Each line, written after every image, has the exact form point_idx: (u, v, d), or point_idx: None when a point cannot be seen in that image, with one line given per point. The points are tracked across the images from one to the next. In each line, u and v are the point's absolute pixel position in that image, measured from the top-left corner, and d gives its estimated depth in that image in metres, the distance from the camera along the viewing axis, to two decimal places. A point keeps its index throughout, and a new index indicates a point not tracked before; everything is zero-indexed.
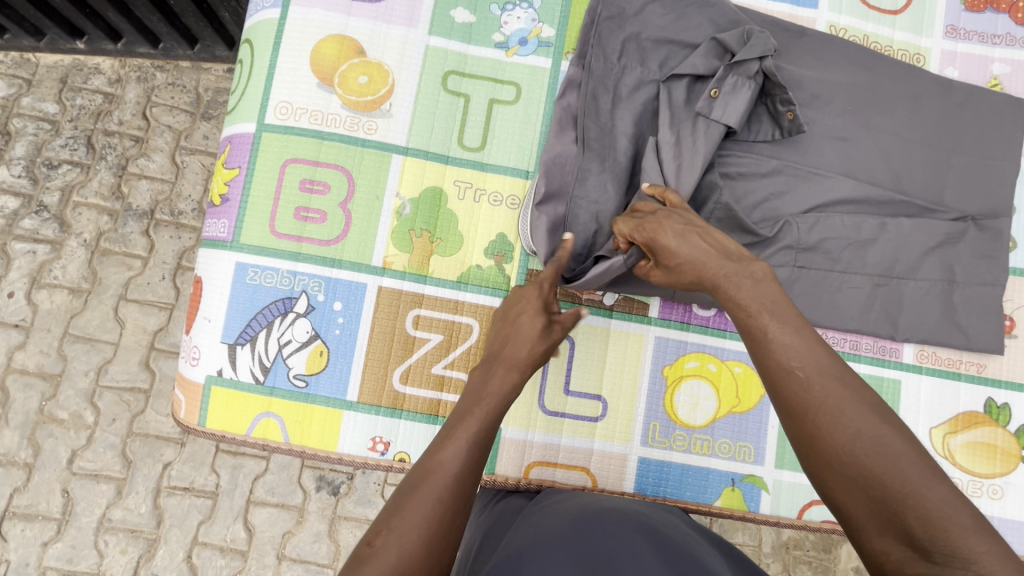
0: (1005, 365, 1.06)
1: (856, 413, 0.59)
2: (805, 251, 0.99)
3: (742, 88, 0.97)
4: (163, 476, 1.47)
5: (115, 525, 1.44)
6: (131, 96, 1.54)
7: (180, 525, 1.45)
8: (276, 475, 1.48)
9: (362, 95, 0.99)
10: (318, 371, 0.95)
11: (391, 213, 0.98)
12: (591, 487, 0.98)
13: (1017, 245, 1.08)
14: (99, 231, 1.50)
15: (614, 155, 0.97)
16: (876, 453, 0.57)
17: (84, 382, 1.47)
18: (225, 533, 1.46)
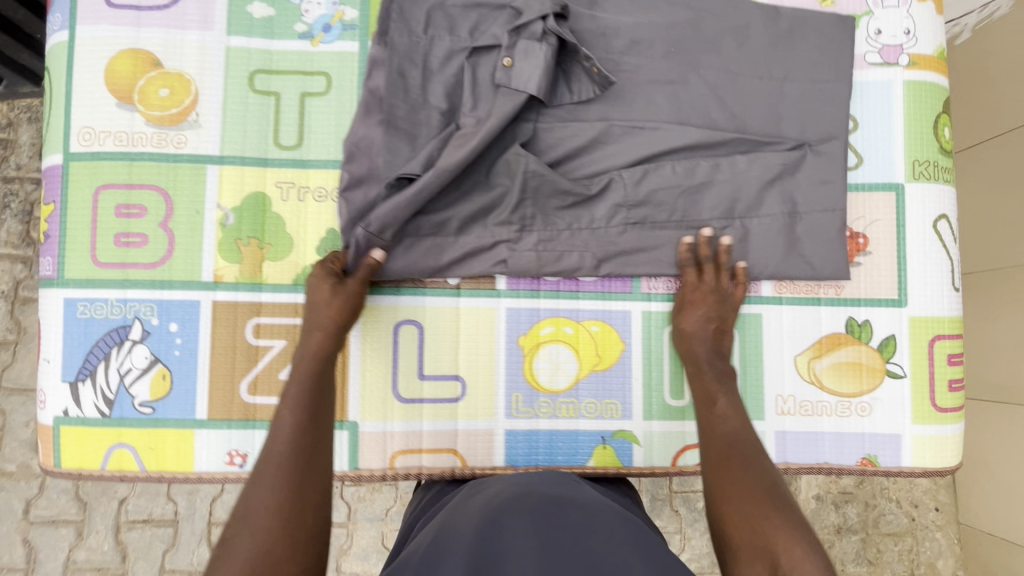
0: (865, 283, 1.04)
1: (752, 472, 0.82)
2: (635, 207, 1.00)
3: (534, 50, 0.96)
4: (120, 512, 1.50)
5: (82, 566, 1.49)
6: (25, 139, 1.45)
7: (145, 557, 1.49)
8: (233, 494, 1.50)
9: (166, 109, 0.96)
10: (163, 395, 0.94)
11: (214, 225, 0.96)
12: (460, 467, 0.99)
13: (862, 163, 1.06)
14: (16, 281, 1.45)
15: (425, 131, 0.97)
16: (744, 493, 0.79)
17: (25, 432, 1.47)
18: (191, 558, 1.50)
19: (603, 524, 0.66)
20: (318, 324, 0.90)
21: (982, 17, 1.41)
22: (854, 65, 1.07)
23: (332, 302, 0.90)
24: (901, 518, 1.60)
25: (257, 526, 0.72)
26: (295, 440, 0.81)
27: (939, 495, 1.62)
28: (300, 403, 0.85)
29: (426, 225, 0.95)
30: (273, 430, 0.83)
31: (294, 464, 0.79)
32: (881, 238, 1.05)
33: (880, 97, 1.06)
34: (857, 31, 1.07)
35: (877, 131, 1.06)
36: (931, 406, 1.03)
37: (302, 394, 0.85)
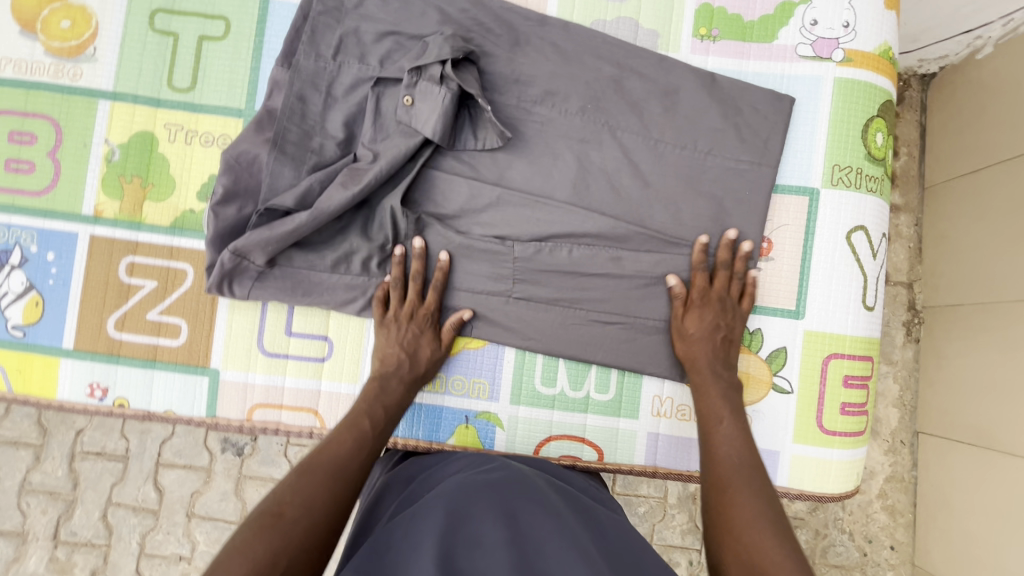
0: (767, 290, 0.98)
1: (750, 497, 0.78)
2: (523, 281, 0.98)
3: (433, 93, 0.93)
4: (77, 442, 1.59)
5: (35, 488, 1.59)
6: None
7: (94, 487, 1.59)
8: (183, 438, 1.59)
9: (66, 40, 0.97)
10: (35, 321, 0.96)
11: (100, 160, 0.97)
12: (318, 428, 0.98)
13: (783, 160, 0.99)
14: None
15: (313, 160, 0.94)
16: (744, 472, 0.82)
17: None
18: (137, 494, 1.59)
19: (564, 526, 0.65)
20: (398, 343, 0.94)
21: (1007, 31, 1.27)
22: (783, 56, 1.00)
23: (421, 335, 0.95)
24: (851, 551, 1.48)
25: (362, 443, 0.85)
26: (399, 409, 0.92)
27: (896, 534, 1.48)
28: (412, 382, 0.94)
29: (302, 255, 0.95)
30: (369, 382, 0.94)
31: (393, 425, 0.92)
32: (786, 244, 0.98)
33: (805, 93, 0.99)
34: (790, 20, 1.00)
35: (804, 131, 0.99)
36: (816, 427, 0.96)
37: (387, 372, 0.93)
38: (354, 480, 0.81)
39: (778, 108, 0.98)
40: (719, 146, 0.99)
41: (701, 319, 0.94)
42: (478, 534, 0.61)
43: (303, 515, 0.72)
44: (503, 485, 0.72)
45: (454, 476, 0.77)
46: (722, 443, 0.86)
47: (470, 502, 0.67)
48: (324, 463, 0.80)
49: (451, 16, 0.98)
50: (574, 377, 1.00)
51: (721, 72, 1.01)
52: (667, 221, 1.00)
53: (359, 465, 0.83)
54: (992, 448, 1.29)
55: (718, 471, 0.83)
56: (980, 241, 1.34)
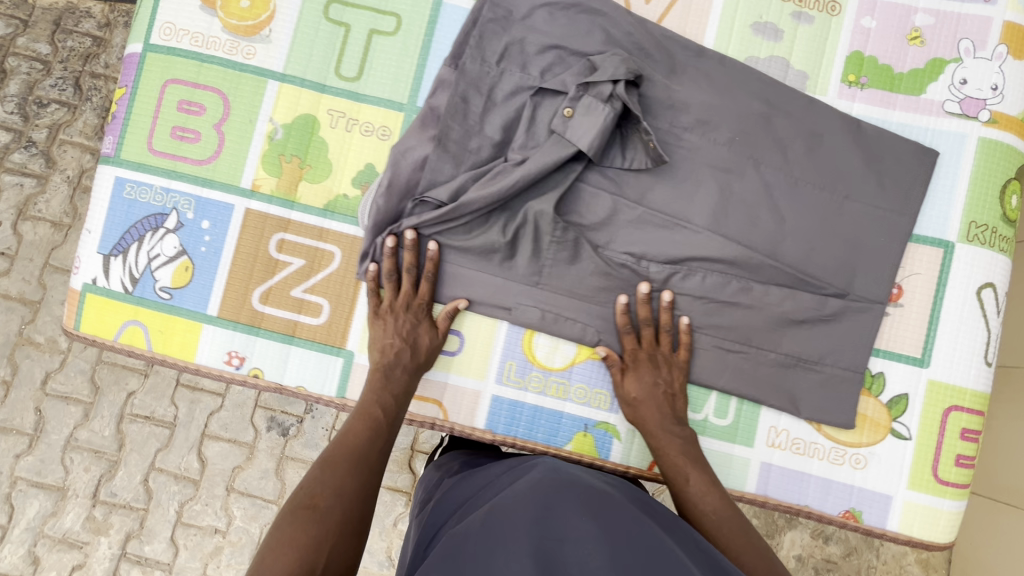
0: (896, 335, 1.01)
1: (747, 550, 0.79)
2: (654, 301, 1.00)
3: (597, 109, 0.96)
4: (127, 404, 1.61)
5: (81, 445, 1.59)
6: (116, 41, 1.69)
7: (139, 450, 1.59)
8: (229, 413, 1.61)
9: (243, 20, 1.01)
10: (183, 286, 0.99)
11: (263, 137, 1.00)
12: (441, 420, 1.00)
13: (922, 212, 1.01)
14: (81, 169, 1.66)
15: (471, 160, 0.97)
16: (740, 530, 0.82)
17: (58, 310, 1.62)
18: (180, 462, 1.59)
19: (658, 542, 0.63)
20: (398, 336, 0.95)
21: None
22: (929, 111, 1.03)
23: (417, 326, 0.96)
24: None
25: (377, 430, 0.87)
26: (405, 398, 0.94)
27: None
28: (412, 373, 0.95)
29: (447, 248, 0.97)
30: (371, 374, 0.94)
31: (404, 409, 0.93)
32: (918, 293, 1.00)
33: (949, 149, 1.01)
34: (940, 76, 1.03)
35: (943, 186, 1.01)
36: (931, 476, 0.99)
37: (387, 363, 0.94)
38: (373, 468, 0.83)
39: (923, 159, 1.01)
40: (858, 191, 1.01)
41: (640, 380, 0.96)
42: (570, 536, 0.62)
43: (336, 504, 0.75)
44: (585, 492, 0.70)
45: (527, 472, 0.77)
46: (704, 496, 0.87)
47: (556, 501, 0.68)
48: (346, 455, 0.82)
49: (615, 38, 1.01)
50: (693, 398, 1.02)
51: (866, 119, 1.04)
52: (799, 257, 1.01)
53: (375, 451, 0.85)
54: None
55: (701, 513, 0.85)
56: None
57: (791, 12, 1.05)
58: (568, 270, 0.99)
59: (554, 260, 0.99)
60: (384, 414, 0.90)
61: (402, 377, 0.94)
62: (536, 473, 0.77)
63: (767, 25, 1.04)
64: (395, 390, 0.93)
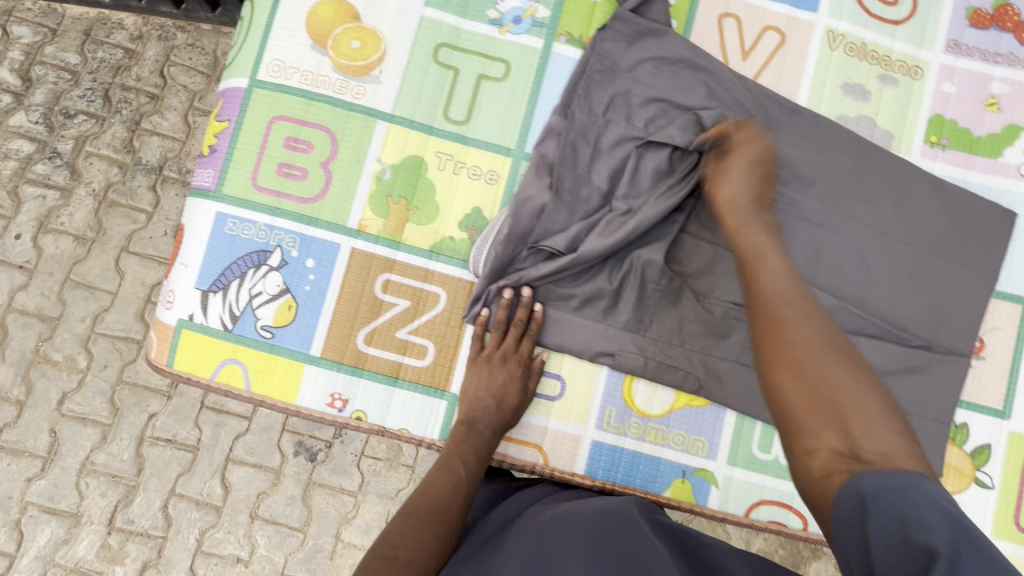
0: (978, 387, 1.05)
1: (844, 365, 0.69)
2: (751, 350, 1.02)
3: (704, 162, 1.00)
4: (148, 426, 1.54)
5: (98, 469, 1.52)
6: (150, 54, 1.65)
7: (159, 475, 1.53)
8: (256, 436, 1.55)
9: (353, 60, 1.01)
10: (285, 324, 0.97)
11: (371, 177, 1.00)
12: (541, 465, 1.00)
13: (1003, 270, 1.06)
14: (108, 183, 1.60)
15: (583, 209, 1.00)
16: (824, 325, 0.73)
17: (80, 327, 1.56)
18: (202, 487, 1.53)
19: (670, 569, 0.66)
20: (492, 390, 0.94)
21: None
22: (1006, 173, 1.08)
23: (511, 381, 0.95)
24: None
25: (459, 485, 0.86)
26: (489, 454, 0.93)
27: None
28: (496, 430, 0.94)
29: (555, 295, 0.99)
30: (457, 426, 0.94)
31: (484, 467, 0.91)
32: (999, 346, 1.05)
33: None
34: (1015, 142, 1.09)
35: (1019, 245, 1.07)
36: (1015, 524, 1.02)
37: (476, 417, 0.94)
38: (454, 526, 0.80)
39: (1002, 220, 1.06)
40: (942, 247, 1.06)
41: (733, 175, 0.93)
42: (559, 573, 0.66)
43: (416, 561, 0.73)
44: (589, 519, 0.75)
45: (536, 513, 0.81)
46: (830, 394, 0.66)
47: (551, 541, 0.71)
48: (427, 507, 0.81)
49: (717, 93, 1.04)
50: None
51: (947, 178, 1.09)
52: (888, 309, 1.05)
53: (459, 509, 0.83)
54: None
55: (767, 292, 0.77)
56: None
57: (877, 75, 1.10)
58: (671, 318, 1.01)
59: (657, 307, 1.01)
60: (465, 469, 0.88)
61: (486, 435, 0.93)
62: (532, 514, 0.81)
63: (855, 86, 1.10)
64: (479, 448, 0.92)
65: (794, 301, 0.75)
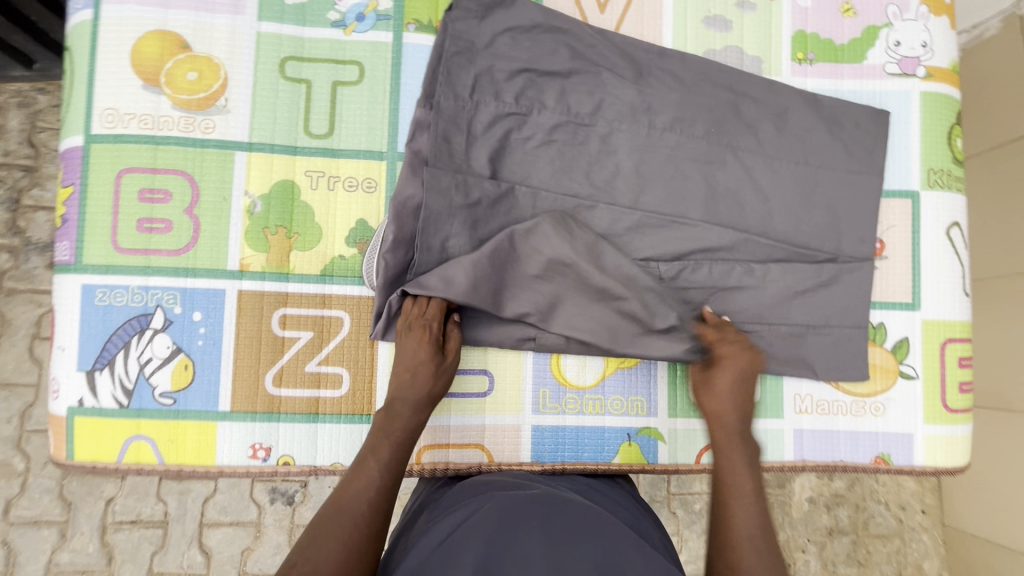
0: (887, 286, 1.08)
1: (754, 520, 0.83)
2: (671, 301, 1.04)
3: None
4: (108, 513, 1.45)
5: (64, 569, 1.43)
6: (13, 124, 1.46)
7: (132, 559, 1.45)
8: (226, 494, 1.48)
9: (193, 92, 0.94)
10: (184, 386, 0.91)
11: (241, 213, 0.94)
12: (487, 463, 0.98)
13: (888, 169, 1.09)
14: (0, 272, 1.44)
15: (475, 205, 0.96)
16: (740, 494, 0.86)
17: (7, 429, 1.43)
18: (181, 560, 1.46)
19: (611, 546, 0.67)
20: (405, 364, 0.90)
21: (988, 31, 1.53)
22: (873, 75, 1.10)
23: (422, 350, 0.90)
24: (889, 521, 1.70)
25: (373, 481, 0.82)
26: (411, 435, 0.89)
27: (927, 499, 1.72)
28: (419, 406, 0.90)
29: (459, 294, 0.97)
30: (376, 415, 0.89)
31: (405, 456, 0.87)
32: (898, 244, 1.08)
33: (898, 107, 1.10)
34: (877, 42, 1.11)
35: (899, 143, 1.09)
36: (942, 406, 1.07)
37: (394, 401, 0.90)
38: (366, 518, 0.78)
39: (879, 120, 1.08)
40: (828, 159, 1.08)
41: (721, 383, 0.96)
42: (521, 547, 0.66)
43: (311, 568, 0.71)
44: (538, 497, 0.76)
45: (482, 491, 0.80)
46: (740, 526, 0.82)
47: (504, 514, 0.71)
48: (331, 512, 0.78)
49: (580, 52, 1.02)
50: None
51: (820, 92, 1.10)
52: (788, 231, 1.07)
53: (371, 503, 0.80)
54: (1002, 408, 1.54)
55: (724, 465, 0.91)
56: (994, 225, 1.55)
57: (734, 2, 1.10)
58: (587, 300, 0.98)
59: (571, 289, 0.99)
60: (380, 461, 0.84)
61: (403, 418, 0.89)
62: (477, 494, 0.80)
63: (716, 18, 1.09)
64: (400, 431, 0.88)
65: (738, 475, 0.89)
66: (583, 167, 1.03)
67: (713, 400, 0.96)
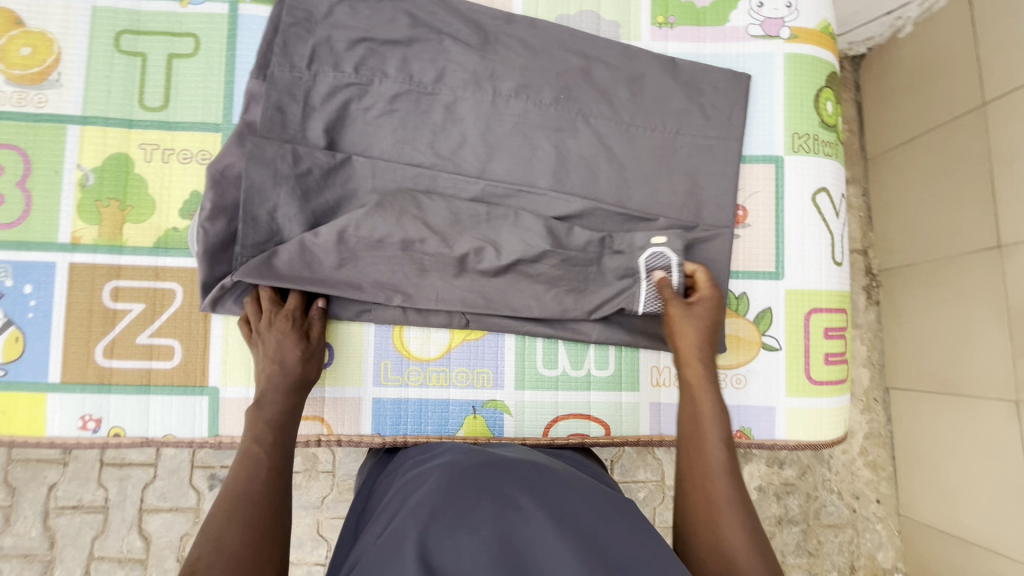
0: (751, 255, 1.04)
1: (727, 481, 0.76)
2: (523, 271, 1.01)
3: None
4: (50, 498, 1.42)
5: (8, 552, 1.42)
6: None
7: (73, 543, 1.42)
8: (165, 480, 1.44)
9: (26, 68, 0.95)
10: (16, 358, 0.92)
11: (73, 186, 0.95)
12: (326, 435, 0.98)
13: (749, 134, 1.06)
14: None
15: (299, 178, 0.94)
16: (711, 448, 0.79)
17: None
18: (121, 545, 1.43)
19: (561, 507, 0.63)
20: (270, 356, 0.89)
21: (923, 9, 1.41)
22: (735, 37, 1.07)
23: (287, 340, 0.90)
24: (842, 510, 1.59)
25: (258, 467, 0.79)
26: (290, 417, 0.88)
27: (882, 487, 1.60)
28: (291, 391, 0.89)
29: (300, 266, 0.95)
30: (247, 411, 0.87)
31: (288, 440, 0.86)
32: (760, 210, 1.05)
33: (760, 69, 1.06)
34: (740, 3, 1.07)
35: (761, 106, 1.06)
36: (806, 379, 1.03)
37: (266, 390, 0.88)
38: (263, 500, 0.75)
39: (737, 83, 1.05)
40: (687, 124, 1.04)
41: (693, 317, 0.92)
42: (464, 514, 0.61)
43: (218, 558, 0.66)
44: (479, 463, 0.72)
45: (424, 470, 0.75)
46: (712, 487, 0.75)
47: (445, 485, 0.66)
48: (227, 505, 0.73)
49: (420, 20, 1.01)
50: (574, 356, 1.03)
51: (681, 56, 1.07)
52: (646, 199, 1.03)
53: (266, 485, 0.77)
54: (953, 393, 1.41)
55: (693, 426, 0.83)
56: (935, 208, 1.45)
57: None
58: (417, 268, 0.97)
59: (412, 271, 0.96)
60: (266, 450, 0.82)
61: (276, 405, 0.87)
62: (417, 474, 0.75)
63: None
64: (276, 417, 0.86)
65: (709, 435, 0.81)
66: (427, 136, 1.01)
67: (681, 324, 0.91)
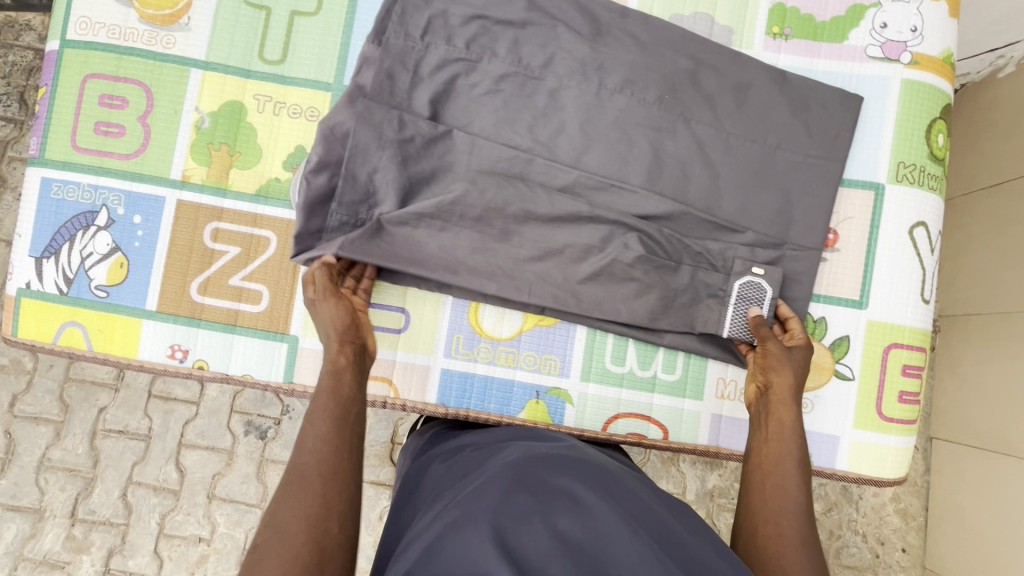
0: (836, 281, 1.03)
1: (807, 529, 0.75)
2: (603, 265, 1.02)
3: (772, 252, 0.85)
4: (98, 420, 1.50)
5: (55, 464, 1.48)
6: None
7: (115, 465, 1.48)
8: (206, 419, 1.51)
9: (160, 9, 0.99)
10: (119, 282, 0.97)
11: (189, 127, 0.99)
12: (392, 398, 1.01)
13: (851, 158, 1.03)
14: None
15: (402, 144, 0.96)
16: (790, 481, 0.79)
17: None
18: (158, 474, 1.49)
19: (635, 517, 0.61)
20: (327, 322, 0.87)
21: None
22: (852, 57, 1.04)
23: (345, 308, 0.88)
24: (864, 553, 1.51)
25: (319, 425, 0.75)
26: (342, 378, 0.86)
27: (909, 537, 1.53)
28: None
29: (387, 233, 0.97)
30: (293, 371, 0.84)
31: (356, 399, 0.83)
32: (852, 236, 1.03)
33: (873, 93, 1.04)
34: (861, 22, 1.04)
35: (867, 131, 1.03)
36: (875, 413, 1.01)
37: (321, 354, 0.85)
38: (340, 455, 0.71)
39: (847, 104, 1.02)
40: (788, 139, 1.02)
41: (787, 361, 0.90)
42: (539, 507, 0.58)
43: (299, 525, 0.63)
44: (544, 458, 0.69)
45: (489, 459, 0.73)
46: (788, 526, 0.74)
47: (515, 474, 0.64)
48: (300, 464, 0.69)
49: (536, 4, 1.02)
50: (642, 356, 1.03)
51: (792, 69, 1.05)
52: (734, 209, 1.01)
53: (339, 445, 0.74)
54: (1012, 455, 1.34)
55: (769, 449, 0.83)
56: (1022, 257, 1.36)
57: None
58: (500, 247, 0.98)
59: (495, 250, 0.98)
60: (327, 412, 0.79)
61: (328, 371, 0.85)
62: (479, 463, 0.72)
63: None
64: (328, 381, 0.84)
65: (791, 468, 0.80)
66: (527, 119, 1.02)
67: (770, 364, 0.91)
